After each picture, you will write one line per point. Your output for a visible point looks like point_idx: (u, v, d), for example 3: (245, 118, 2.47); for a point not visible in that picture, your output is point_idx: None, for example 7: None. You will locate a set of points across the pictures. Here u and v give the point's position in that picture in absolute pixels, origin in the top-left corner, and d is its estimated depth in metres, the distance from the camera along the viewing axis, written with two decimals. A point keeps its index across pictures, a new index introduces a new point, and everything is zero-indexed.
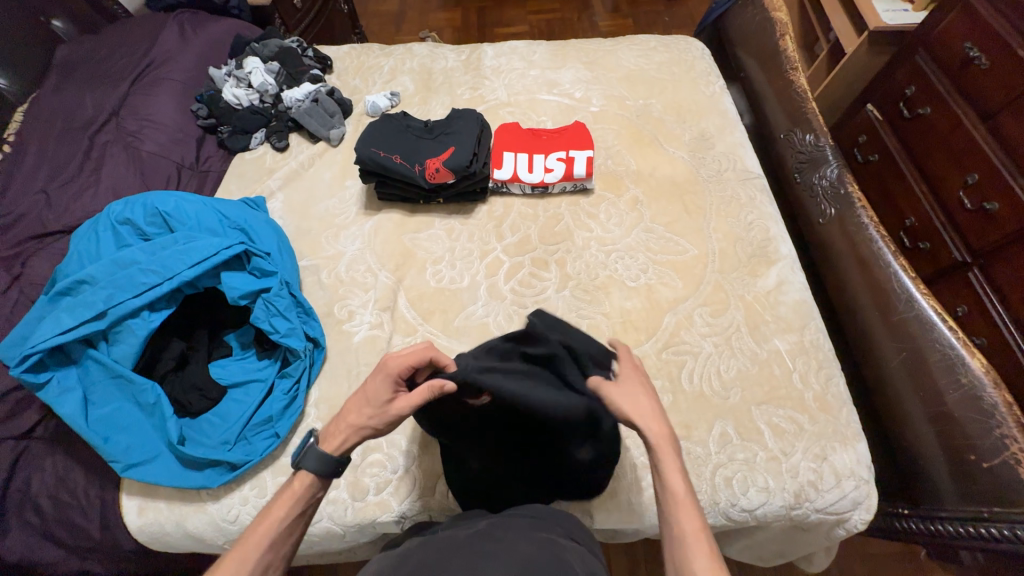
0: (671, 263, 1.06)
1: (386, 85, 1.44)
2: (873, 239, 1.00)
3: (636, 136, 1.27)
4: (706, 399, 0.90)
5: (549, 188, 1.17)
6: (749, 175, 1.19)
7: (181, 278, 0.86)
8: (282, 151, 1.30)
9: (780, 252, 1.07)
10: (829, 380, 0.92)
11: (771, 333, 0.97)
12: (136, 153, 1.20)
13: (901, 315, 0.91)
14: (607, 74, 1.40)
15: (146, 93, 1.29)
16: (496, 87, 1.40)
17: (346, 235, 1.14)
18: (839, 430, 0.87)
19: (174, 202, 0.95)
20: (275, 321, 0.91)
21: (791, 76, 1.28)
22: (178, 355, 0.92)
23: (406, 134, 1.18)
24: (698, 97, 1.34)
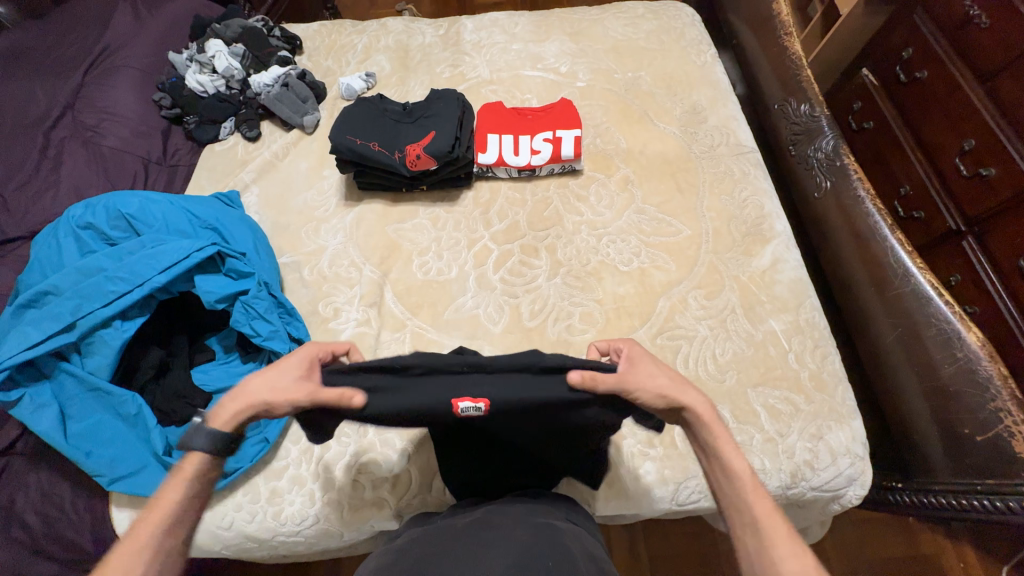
0: (664, 245, 1.03)
1: (361, 65, 1.36)
2: (869, 212, 0.97)
3: (625, 112, 1.22)
4: (702, 383, 0.89)
5: (536, 170, 1.13)
6: (743, 149, 1.15)
7: (151, 285, 0.80)
8: (254, 140, 1.23)
9: (775, 230, 1.04)
10: (825, 358, 0.91)
11: (766, 313, 0.95)
12: (99, 149, 1.13)
13: (896, 290, 0.90)
14: (593, 46, 1.34)
15: (103, 82, 1.20)
16: (477, 63, 1.33)
17: (327, 228, 1.09)
18: (835, 409, 0.86)
19: (137, 203, 0.87)
20: (256, 324, 0.85)
21: (785, 41, 1.22)
22: (157, 363, 0.88)
23: (383, 118, 1.11)
24: (688, 67, 1.28)
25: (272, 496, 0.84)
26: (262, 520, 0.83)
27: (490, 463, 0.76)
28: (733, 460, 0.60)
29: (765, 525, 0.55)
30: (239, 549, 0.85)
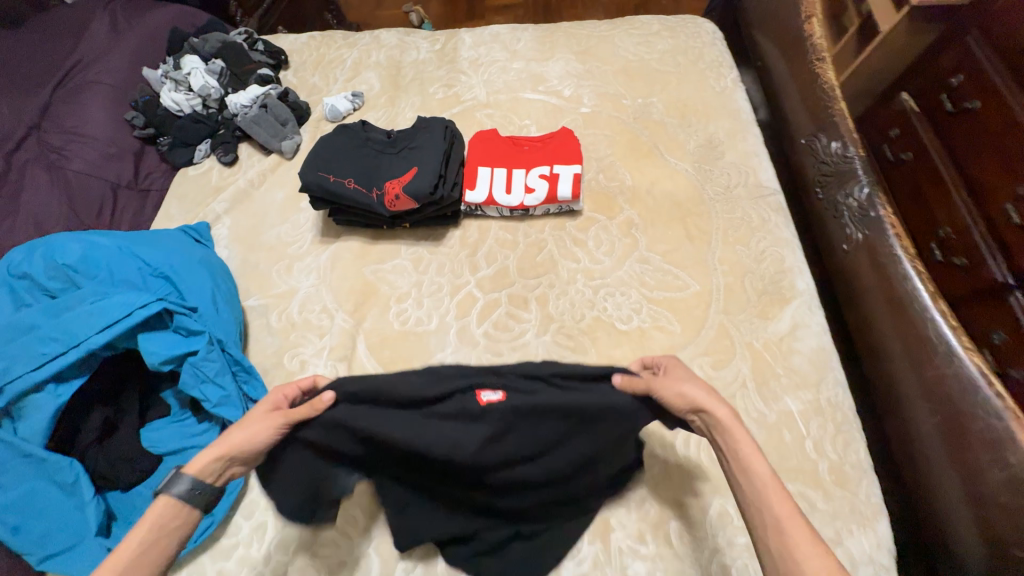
0: (668, 301, 0.92)
1: (349, 83, 1.26)
2: (909, 276, 0.84)
3: (633, 144, 1.10)
4: (703, 470, 0.78)
5: (530, 210, 1.02)
6: (763, 191, 1.02)
7: (86, 346, 0.72)
8: (231, 165, 1.15)
9: (796, 288, 0.92)
10: (848, 447, 0.79)
11: (782, 390, 0.83)
12: (64, 174, 1.06)
13: (937, 371, 0.78)
14: (601, 67, 1.22)
15: (72, 100, 1.13)
16: (474, 84, 1.23)
17: (299, 268, 1.01)
18: (858, 509, 0.75)
19: (79, 249, 0.79)
20: (206, 388, 0.77)
21: (816, 67, 1.09)
22: (101, 425, 0.80)
23: (365, 148, 1.01)
24: (705, 93, 1.16)
25: None
26: None
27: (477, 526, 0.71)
28: (754, 460, 0.56)
29: (783, 526, 0.51)
30: None
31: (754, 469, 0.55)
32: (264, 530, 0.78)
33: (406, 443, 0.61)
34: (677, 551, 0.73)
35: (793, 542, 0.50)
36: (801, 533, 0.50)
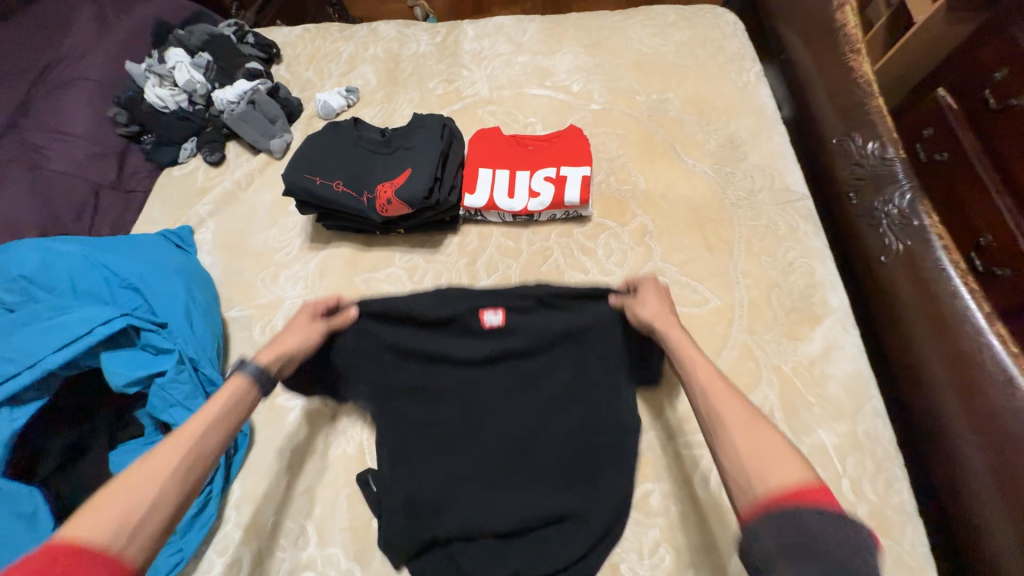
0: (685, 318, 0.84)
1: (344, 78, 1.18)
2: (958, 294, 0.76)
3: (646, 144, 1.01)
4: (725, 511, 0.70)
5: (535, 216, 0.94)
6: (790, 196, 0.93)
7: (42, 367, 0.65)
8: (217, 165, 1.08)
9: (828, 304, 0.83)
10: (890, 488, 0.70)
11: (814, 421, 0.74)
12: (39, 174, 0.99)
13: (993, 404, 0.69)
14: (612, 60, 1.13)
15: (52, 96, 1.07)
16: (476, 79, 1.14)
17: (286, 276, 0.94)
18: (903, 561, 0.66)
19: (39, 259, 0.72)
20: (174, 412, 0.70)
21: (850, 60, 0.99)
22: (65, 449, 0.74)
23: (356, 148, 0.94)
24: (726, 89, 1.06)
25: None
26: None
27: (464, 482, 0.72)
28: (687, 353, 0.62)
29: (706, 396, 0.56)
30: None
31: (686, 354, 0.61)
32: (238, 569, 0.71)
33: (416, 347, 0.75)
34: None
35: (717, 412, 0.54)
36: (725, 394, 0.55)
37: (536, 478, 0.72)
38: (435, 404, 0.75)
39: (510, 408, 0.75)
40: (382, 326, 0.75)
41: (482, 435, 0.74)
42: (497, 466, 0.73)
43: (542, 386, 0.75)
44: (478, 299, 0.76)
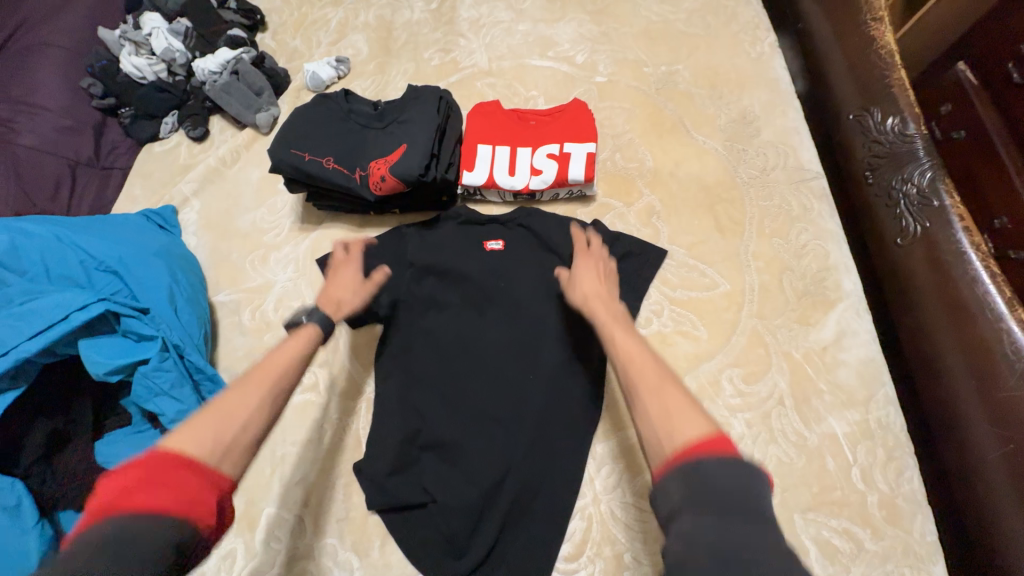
0: (693, 303, 0.80)
1: (333, 48, 1.11)
2: (980, 278, 0.74)
3: (655, 119, 0.96)
4: None
5: (537, 195, 0.90)
6: (804, 175, 0.89)
7: (16, 357, 0.62)
8: (200, 140, 1.02)
9: (842, 289, 0.79)
10: (901, 476, 0.68)
11: (825, 409, 0.72)
12: (10, 150, 0.93)
13: (1010, 391, 0.68)
14: (619, 29, 1.06)
15: (21, 67, 1.00)
16: (474, 49, 1.08)
17: (276, 259, 0.90)
18: (911, 550, 0.65)
19: (7, 241, 0.67)
20: (161, 402, 0.67)
21: (872, 28, 0.94)
22: (48, 439, 0.71)
23: (347, 122, 0.88)
24: (739, 60, 1.00)
25: None
26: None
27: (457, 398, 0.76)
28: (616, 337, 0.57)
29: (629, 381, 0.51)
30: None
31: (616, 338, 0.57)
32: (233, 558, 0.70)
33: (424, 262, 0.83)
34: None
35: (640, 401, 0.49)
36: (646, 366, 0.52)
37: (526, 404, 0.74)
38: (437, 321, 0.81)
39: (506, 330, 0.79)
40: (394, 249, 0.84)
41: (477, 359, 0.78)
42: (488, 387, 0.76)
43: (536, 307, 0.80)
44: (483, 229, 0.85)
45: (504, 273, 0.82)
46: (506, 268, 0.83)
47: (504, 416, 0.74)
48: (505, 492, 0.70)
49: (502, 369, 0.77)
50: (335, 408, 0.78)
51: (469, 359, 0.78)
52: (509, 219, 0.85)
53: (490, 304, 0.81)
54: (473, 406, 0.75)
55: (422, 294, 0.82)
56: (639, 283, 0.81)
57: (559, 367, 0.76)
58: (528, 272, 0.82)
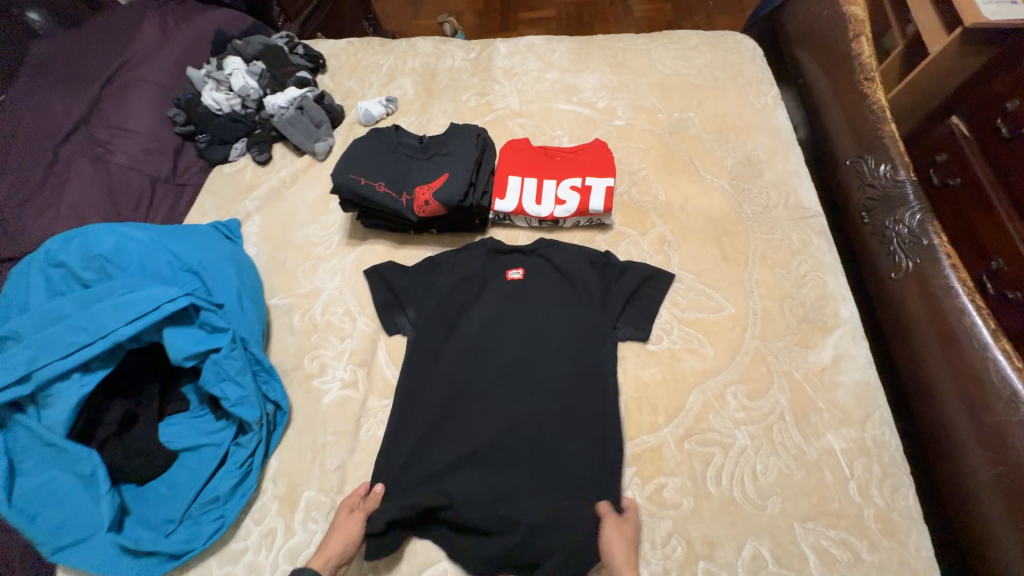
0: (701, 323, 0.88)
1: (384, 89, 1.27)
2: (965, 309, 0.79)
3: (667, 159, 1.07)
4: (736, 508, 0.73)
5: (560, 222, 1.00)
6: (804, 213, 0.98)
7: (115, 338, 0.72)
8: (264, 164, 1.16)
9: (839, 316, 0.86)
10: (896, 493, 0.73)
11: (823, 425, 0.78)
12: (105, 166, 1.08)
13: (999, 416, 0.71)
14: (637, 80, 1.20)
15: (119, 97, 1.16)
16: (507, 93, 1.22)
17: (325, 269, 1.00)
18: (906, 564, 0.69)
19: (113, 241, 0.79)
20: (225, 386, 0.77)
21: (864, 87, 1.04)
22: (122, 417, 0.80)
23: (396, 153, 1.01)
24: (745, 110, 1.12)
25: None
26: None
27: (475, 402, 0.83)
28: None
29: None
30: None
31: None
32: (273, 537, 0.76)
33: (452, 285, 0.93)
34: None
35: None
36: None
37: (540, 408, 0.81)
38: (460, 332, 0.90)
39: (525, 343, 0.87)
40: (429, 265, 0.95)
41: (494, 367, 0.86)
42: (506, 393, 0.83)
43: (555, 323, 0.88)
44: (507, 259, 0.96)
45: (525, 296, 0.92)
46: (526, 292, 0.92)
47: (522, 419, 0.81)
48: (519, 491, 0.75)
49: (520, 377, 0.84)
50: (373, 403, 0.86)
51: (491, 367, 0.86)
52: (530, 250, 0.96)
53: (510, 320, 0.90)
54: (491, 411, 0.82)
55: (449, 309, 0.92)
56: (651, 305, 0.89)
57: (573, 378, 0.83)
58: (545, 296, 0.91)
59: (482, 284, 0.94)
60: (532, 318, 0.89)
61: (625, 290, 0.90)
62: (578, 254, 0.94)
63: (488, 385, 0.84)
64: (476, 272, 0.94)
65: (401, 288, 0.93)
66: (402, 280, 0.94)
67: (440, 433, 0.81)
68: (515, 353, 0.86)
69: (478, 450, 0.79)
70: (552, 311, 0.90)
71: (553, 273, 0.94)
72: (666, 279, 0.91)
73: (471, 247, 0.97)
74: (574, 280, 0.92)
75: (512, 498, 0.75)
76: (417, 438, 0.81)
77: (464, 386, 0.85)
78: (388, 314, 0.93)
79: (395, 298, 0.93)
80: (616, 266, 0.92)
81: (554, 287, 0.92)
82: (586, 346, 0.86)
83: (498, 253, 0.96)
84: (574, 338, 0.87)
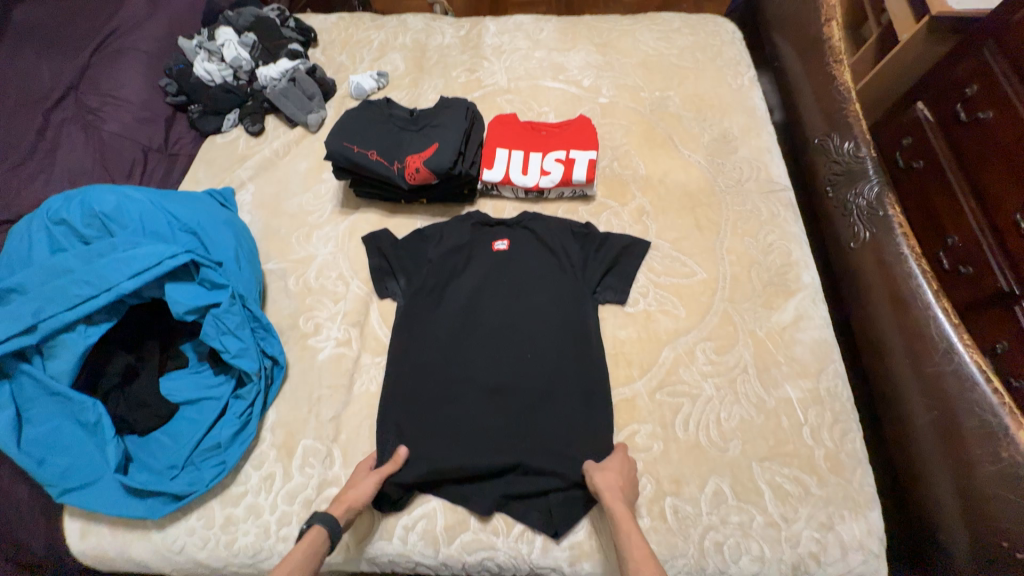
0: (674, 287, 0.94)
1: (375, 63, 1.29)
2: (912, 273, 0.86)
3: (648, 135, 1.12)
4: (701, 450, 0.80)
5: (545, 192, 1.05)
6: (774, 187, 1.04)
7: (119, 290, 0.75)
8: (257, 135, 1.19)
9: (801, 281, 0.93)
10: (845, 436, 0.80)
11: (782, 377, 0.85)
12: (97, 133, 1.08)
13: (936, 366, 0.79)
14: (621, 60, 1.24)
15: (108, 64, 1.16)
16: (496, 70, 1.25)
17: (318, 236, 1.04)
18: (850, 497, 0.76)
19: (114, 200, 0.82)
20: (226, 339, 0.80)
21: (833, 69, 1.10)
22: (124, 369, 0.85)
23: (388, 124, 1.05)
24: (722, 90, 1.18)
25: (226, 524, 0.78)
26: (214, 547, 0.77)
27: (461, 362, 0.88)
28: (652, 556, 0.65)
29: None
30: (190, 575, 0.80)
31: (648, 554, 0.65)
32: (272, 481, 0.81)
33: (441, 254, 0.98)
34: (671, 525, 0.75)
35: None
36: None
37: (523, 367, 0.87)
38: (448, 299, 0.95)
39: (509, 308, 0.93)
40: (418, 237, 0.99)
41: (480, 331, 0.91)
42: (491, 354, 0.89)
43: (537, 289, 0.94)
44: (493, 231, 1.01)
45: (510, 265, 0.97)
46: (511, 261, 0.97)
47: (506, 374, 0.86)
48: (504, 439, 0.81)
49: (505, 338, 0.90)
50: (366, 360, 0.91)
51: (477, 331, 0.91)
52: (514, 222, 1.01)
53: (496, 286, 0.95)
54: (477, 370, 0.87)
55: (438, 276, 0.96)
56: (628, 271, 0.95)
57: (553, 339, 0.89)
58: (528, 264, 0.97)
59: (469, 252, 0.98)
60: (516, 284, 0.95)
61: (605, 259, 0.95)
62: (558, 225, 0.99)
63: (474, 346, 0.90)
64: (463, 241, 0.99)
65: (392, 256, 0.98)
66: (392, 249, 0.98)
67: (428, 389, 0.86)
68: (499, 319, 0.92)
69: (465, 403, 0.84)
70: (535, 277, 0.95)
71: (535, 243, 0.99)
72: (643, 247, 0.97)
73: (458, 220, 1.02)
74: (557, 249, 0.97)
75: (495, 444, 0.81)
76: (407, 395, 0.86)
77: (451, 347, 0.90)
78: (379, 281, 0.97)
79: (386, 267, 0.98)
80: (593, 236, 0.98)
81: (536, 256, 0.97)
82: (567, 308, 0.92)
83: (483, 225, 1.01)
84: (555, 301, 0.92)
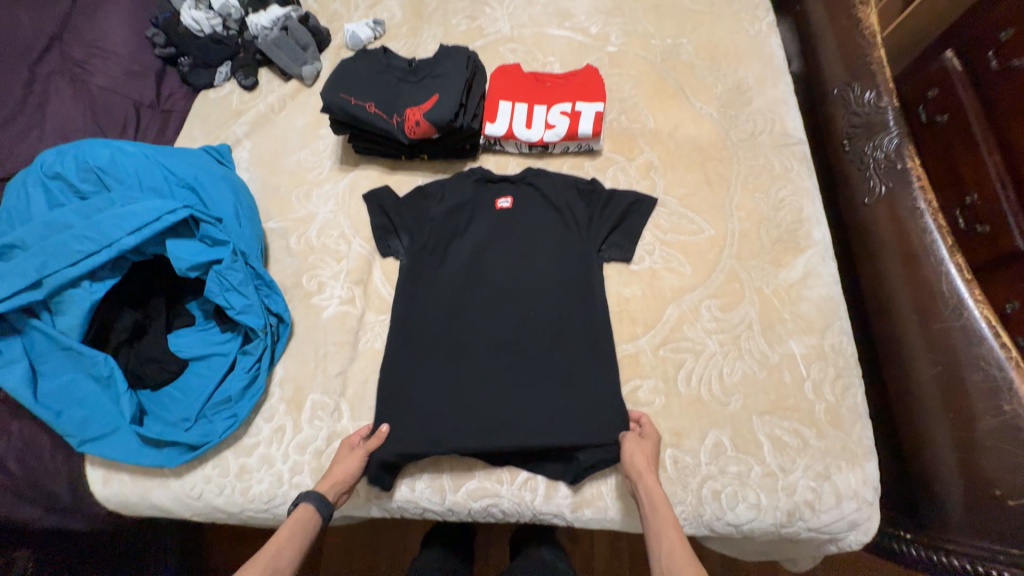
0: (681, 244, 0.92)
1: (370, 11, 1.22)
2: (927, 229, 0.85)
3: (658, 86, 1.07)
4: (702, 404, 0.81)
5: (549, 147, 1.01)
6: (788, 140, 1.00)
7: (121, 246, 0.75)
8: (251, 89, 1.14)
9: (811, 238, 0.91)
10: (846, 391, 0.81)
11: (787, 334, 0.85)
12: (87, 88, 1.05)
13: (944, 322, 0.79)
14: (631, 4, 1.16)
15: (92, 14, 1.11)
16: (498, 16, 1.18)
17: (318, 194, 1.02)
18: (849, 449, 0.78)
19: (109, 154, 0.81)
20: (229, 296, 0.81)
21: (858, 12, 1.04)
22: (131, 326, 0.85)
23: (386, 75, 1.00)
24: (738, 37, 1.11)
25: (241, 472, 0.82)
26: (231, 494, 0.81)
27: (466, 320, 0.88)
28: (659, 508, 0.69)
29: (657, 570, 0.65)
30: (210, 519, 0.84)
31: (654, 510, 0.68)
32: (283, 433, 0.83)
33: (442, 210, 0.95)
34: (671, 475, 0.77)
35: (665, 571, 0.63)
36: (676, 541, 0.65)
37: (528, 324, 0.87)
38: (451, 258, 0.93)
39: (513, 267, 0.92)
40: (419, 195, 0.96)
41: (484, 289, 0.90)
42: (495, 312, 0.88)
43: (542, 246, 0.92)
44: (497, 187, 0.98)
45: (514, 222, 0.95)
46: (514, 217, 0.96)
47: (511, 332, 0.87)
48: (509, 394, 0.82)
49: (508, 296, 0.89)
50: (371, 318, 0.91)
51: (481, 289, 0.91)
52: (518, 178, 0.98)
53: (500, 244, 0.94)
54: (481, 328, 0.87)
55: (440, 234, 0.94)
56: (634, 228, 0.92)
57: (558, 297, 0.89)
58: (532, 220, 0.95)
59: (471, 209, 0.96)
60: (520, 240, 0.93)
61: (611, 215, 0.93)
62: (563, 180, 0.96)
63: (479, 304, 0.89)
64: (465, 197, 0.96)
65: (394, 212, 0.95)
66: (393, 208, 0.95)
67: (434, 346, 0.87)
68: (503, 277, 0.91)
69: (472, 360, 0.85)
70: (539, 234, 0.93)
71: (538, 200, 0.96)
72: (648, 205, 0.93)
73: (459, 176, 0.99)
74: (560, 205, 0.94)
75: (502, 397, 0.82)
76: (412, 352, 0.86)
77: (455, 305, 0.89)
78: (380, 240, 0.95)
79: (386, 226, 0.95)
80: (597, 192, 0.94)
81: (540, 212, 0.95)
82: (572, 266, 0.91)
83: (485, 182, 0.98)
84: (561, 259, 0.91)
